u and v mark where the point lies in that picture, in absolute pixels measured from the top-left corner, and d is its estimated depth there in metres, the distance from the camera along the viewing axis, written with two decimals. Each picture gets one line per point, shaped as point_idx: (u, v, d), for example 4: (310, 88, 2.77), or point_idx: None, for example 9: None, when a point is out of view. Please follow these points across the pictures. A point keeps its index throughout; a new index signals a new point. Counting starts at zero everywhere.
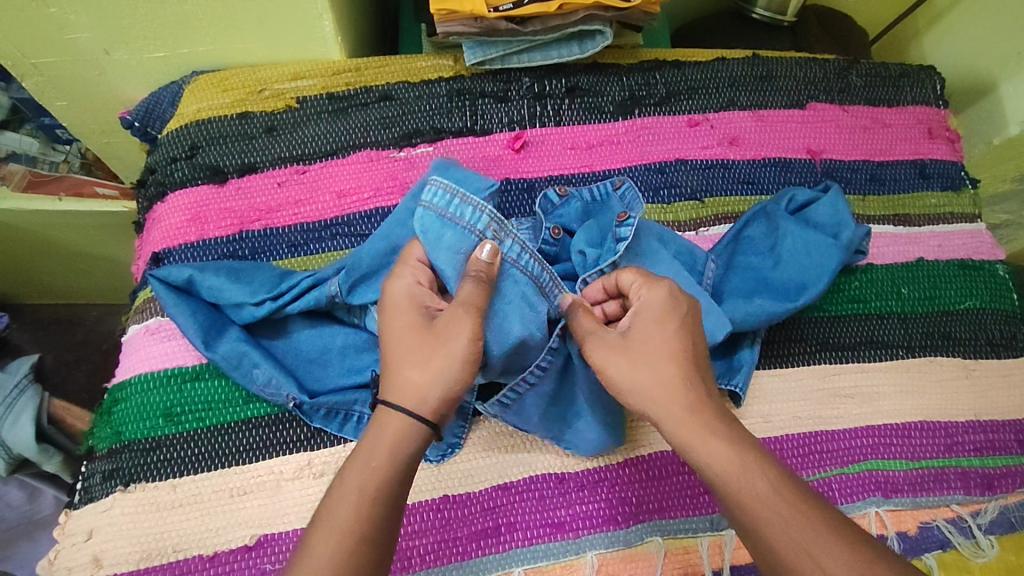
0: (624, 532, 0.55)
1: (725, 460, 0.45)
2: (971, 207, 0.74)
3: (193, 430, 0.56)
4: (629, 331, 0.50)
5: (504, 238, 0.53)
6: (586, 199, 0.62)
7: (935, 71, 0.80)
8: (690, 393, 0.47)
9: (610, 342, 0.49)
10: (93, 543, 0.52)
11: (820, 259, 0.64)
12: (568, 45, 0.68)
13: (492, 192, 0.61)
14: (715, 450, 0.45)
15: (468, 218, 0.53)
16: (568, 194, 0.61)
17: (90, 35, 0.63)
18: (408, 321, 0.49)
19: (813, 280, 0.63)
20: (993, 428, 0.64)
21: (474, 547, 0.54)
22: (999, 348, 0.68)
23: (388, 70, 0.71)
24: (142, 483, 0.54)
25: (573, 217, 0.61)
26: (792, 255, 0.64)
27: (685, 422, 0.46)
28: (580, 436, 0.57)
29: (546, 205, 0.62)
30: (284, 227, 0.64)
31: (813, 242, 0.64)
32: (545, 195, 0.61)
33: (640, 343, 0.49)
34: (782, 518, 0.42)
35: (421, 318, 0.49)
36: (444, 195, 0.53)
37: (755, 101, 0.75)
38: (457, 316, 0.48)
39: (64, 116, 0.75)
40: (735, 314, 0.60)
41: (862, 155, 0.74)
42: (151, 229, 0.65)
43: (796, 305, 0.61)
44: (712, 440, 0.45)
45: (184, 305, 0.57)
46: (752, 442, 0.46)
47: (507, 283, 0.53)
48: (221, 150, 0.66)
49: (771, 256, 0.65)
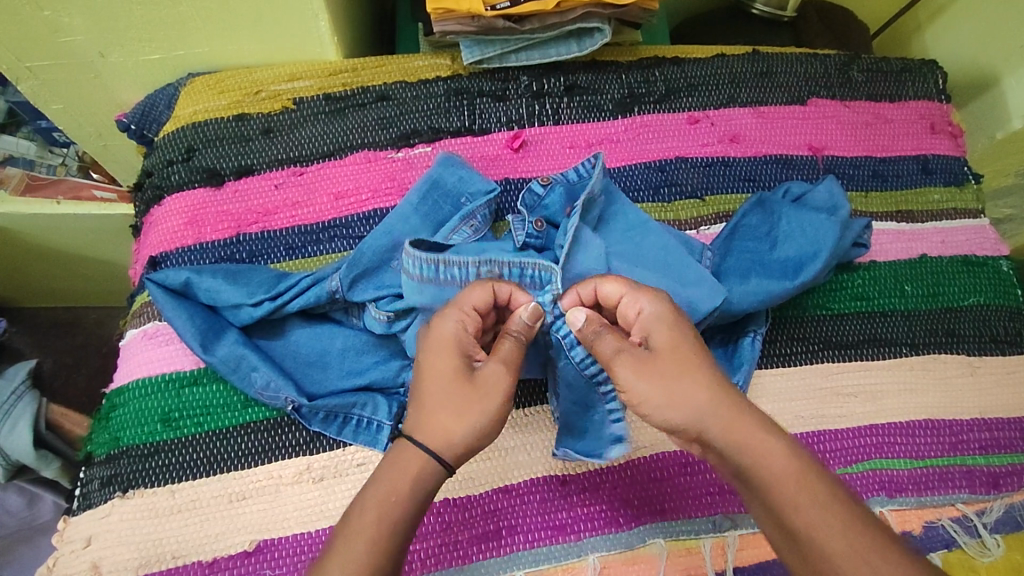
0: (627, 534, 0.55)
1: (779, 462, 0.44)
2: (975, 202, 0.73)
3: (191, 435, 0.55)
4: (650, 342, 0.48)
5: (500, 270, 0.54)
6: (571, 182, 0.62)
7: (938, 65, 0.80)
8: (734, 401, 0.46)
9: (634, 354, 0.47)
10: (92, 549, 0.52)
11: (818, 235, 0.63)
12: (566, 43, 0.68)
13: (495, 196, 0.63)
14: (765, 455, 0.44)
15: (459, 278, 0.53)
16: (552, 182, 0.62)
17: (85, 38, 0.62)
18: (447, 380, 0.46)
19: (813, 260, 0.62)
20: (998, 425, 0.64)
21: (475, 550, 0.54)
22: (1005, 345, 0.67)
23: (385, 70, 0.71)
24: (141, 489, 0.54)
25: (560, 207, 0.62)
26: (789, 236, 0.64)
27: (732, 429, 0.45)
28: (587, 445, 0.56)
29: (533, 198, 0.63)
30: (282, 229, 0.64)
31: (812, 222, 0.64)
32: (528, 188, 0.62)
33: (664, 354, 0.47)
34: (828, 530, 0.42)
35: (466, 367, 0.47)
36: (428, 267, 0.53)
37: (756, 97, 0.74)
38: (503, 375, 0.46)
39: (59, 119, 0.75)
40: (734, 296, 0.60)
41: (864, 151, 0.74)
42: (148, 232, 0.65)
43: (796, 285, 0.61)
44: (763, 447, 0.44)
45: (180, 310, 0.57)
46: (801, 446, 0.45)
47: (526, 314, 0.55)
48: (218, 153, 0.66)
49: (769, 240, 0.64)
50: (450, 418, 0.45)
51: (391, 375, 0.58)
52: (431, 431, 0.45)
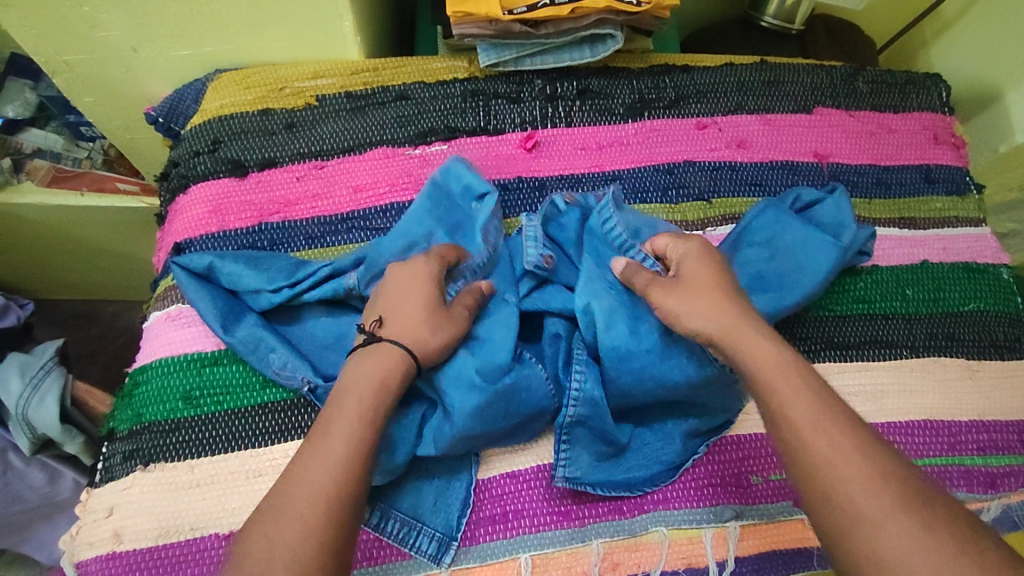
0: (629, 521, 0.57)
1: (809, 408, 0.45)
2: (976, 211, 0.75)
3: (212, 413, 0.57)
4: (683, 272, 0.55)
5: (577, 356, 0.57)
6: (588, 204, 0.65)
7: (941, 78, 0.82)
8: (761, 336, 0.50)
9: (664, 284, 0.54)
10: (113, 519, 0.54)
11: (817, 253, 0.65)
12: (580, 48, 0.71)
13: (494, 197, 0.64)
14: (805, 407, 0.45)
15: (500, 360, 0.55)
16: (573, 201, 0.64)
17: (120, 34, 0.65)
18: (425, 296, 0.54)
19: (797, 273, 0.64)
20: (997, 428, 0.65)
21: (482, 532, 0.55)
22: (1003, 350, 0.69)
23: (405, 71, 0.73)
24: (162, 463, 0.56)
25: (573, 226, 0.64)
26: (789, 248, 0.66)
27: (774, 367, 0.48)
28: (660, 447, 0.59)
29: (552, 210, 0.64)
30: (301, 220, 0.66)
31: (815, 240, 0.65)
32: (551, 200, 0.64)
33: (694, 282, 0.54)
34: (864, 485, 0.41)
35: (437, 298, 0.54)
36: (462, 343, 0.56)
37: (762, 105, 0.76)
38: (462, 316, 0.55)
39: (90, 111, 0.78)
40: None
41: (868, 159, 0.76)
42: (173, 220, 0.67)
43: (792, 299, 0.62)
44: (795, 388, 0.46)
45: (209, 292, 0.59)
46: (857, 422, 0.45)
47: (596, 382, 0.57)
48: (242, 145, 0.68)
49: (769, 248, 0.66)
50: (429, 332, 0.53)
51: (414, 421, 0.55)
52: (404, 327, 0.52)
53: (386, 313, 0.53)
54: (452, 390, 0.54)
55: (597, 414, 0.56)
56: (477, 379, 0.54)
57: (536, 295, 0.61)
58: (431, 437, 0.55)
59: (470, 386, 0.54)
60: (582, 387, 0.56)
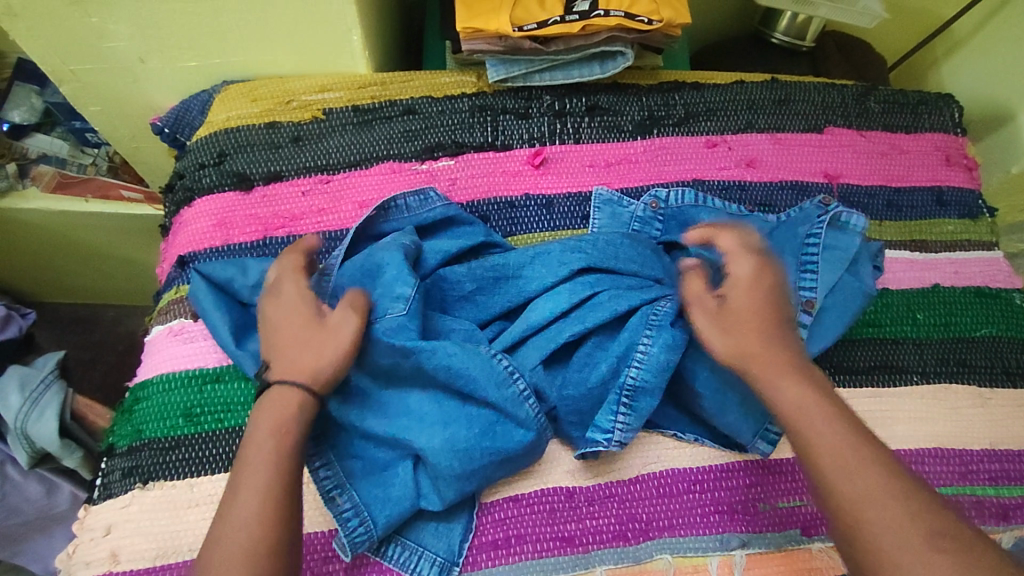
0: (634, 548, 0.56)
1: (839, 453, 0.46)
2: (988, 235, 0.74)
3: (211, 431, 0.57)
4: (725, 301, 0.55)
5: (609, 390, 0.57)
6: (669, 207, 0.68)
7: (954, 99, 0.81)
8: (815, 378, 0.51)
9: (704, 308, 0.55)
10: (111, 538, 0.53)
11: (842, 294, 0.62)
12: (589, 65, 0.71)
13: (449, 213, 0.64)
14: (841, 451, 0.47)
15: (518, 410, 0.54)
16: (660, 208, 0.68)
17: (127, 44, 0.65)
18: (298, 320, 0.53)
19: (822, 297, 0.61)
20: (1009, 457, 0.64)
21: (484, 557, 0.54)
22: (1015, 377, 0.67)
23: (412, 84, 0.73)
24: (161, 481, 0.55)
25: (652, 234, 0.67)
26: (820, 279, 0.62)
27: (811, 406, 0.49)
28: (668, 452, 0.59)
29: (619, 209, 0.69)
30: (307, 234, 0.66)
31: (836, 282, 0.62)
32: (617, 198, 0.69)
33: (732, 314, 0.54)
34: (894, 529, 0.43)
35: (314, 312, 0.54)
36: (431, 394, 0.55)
37: (773, 124, 0.75)
38: (344, 315, 0.53)
39: (96, 120, 0.78)
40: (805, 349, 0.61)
41: (879, 180, 0.75)
42: (177, 233, 0.67)
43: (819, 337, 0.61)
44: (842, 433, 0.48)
45: (217, 301, 0.59)
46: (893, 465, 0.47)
47: (629, 414, 0.56)
48: (248, 158, 0.68)
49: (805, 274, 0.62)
50: (303, 352, 0.52)
51: (404, 478, 0.54)
52: (290, 366, 0.51)
53: (271, 355, 0.53)
54: (414, 433, 0.53)
55: (647, 398, 0.56)
56: (431, 418, 0.54)
57: (564, 320, 0.58)
58: (430, 486, 0.54)
59: (445, 441, 0.53)
60: (641, 376, 0.56)
